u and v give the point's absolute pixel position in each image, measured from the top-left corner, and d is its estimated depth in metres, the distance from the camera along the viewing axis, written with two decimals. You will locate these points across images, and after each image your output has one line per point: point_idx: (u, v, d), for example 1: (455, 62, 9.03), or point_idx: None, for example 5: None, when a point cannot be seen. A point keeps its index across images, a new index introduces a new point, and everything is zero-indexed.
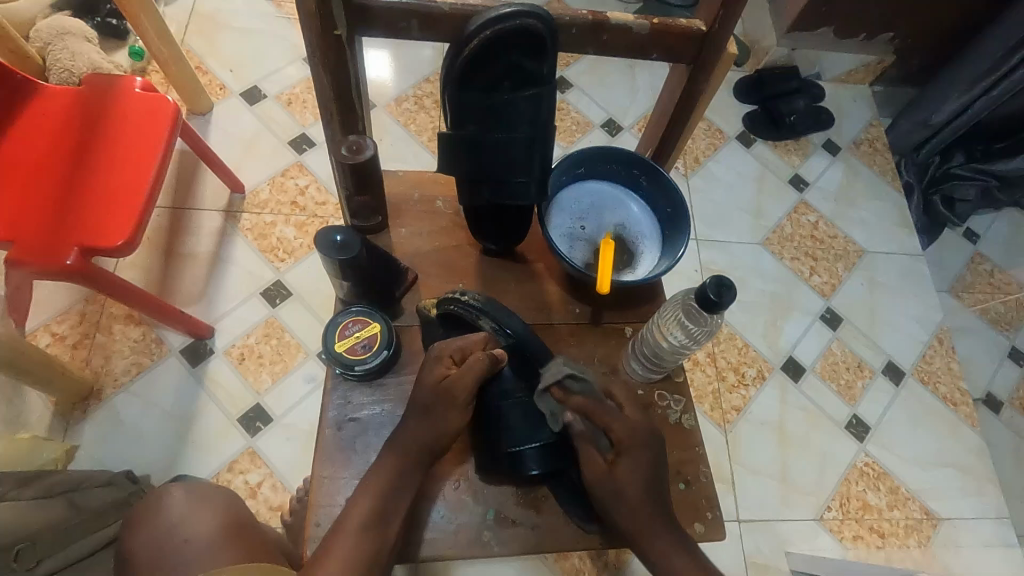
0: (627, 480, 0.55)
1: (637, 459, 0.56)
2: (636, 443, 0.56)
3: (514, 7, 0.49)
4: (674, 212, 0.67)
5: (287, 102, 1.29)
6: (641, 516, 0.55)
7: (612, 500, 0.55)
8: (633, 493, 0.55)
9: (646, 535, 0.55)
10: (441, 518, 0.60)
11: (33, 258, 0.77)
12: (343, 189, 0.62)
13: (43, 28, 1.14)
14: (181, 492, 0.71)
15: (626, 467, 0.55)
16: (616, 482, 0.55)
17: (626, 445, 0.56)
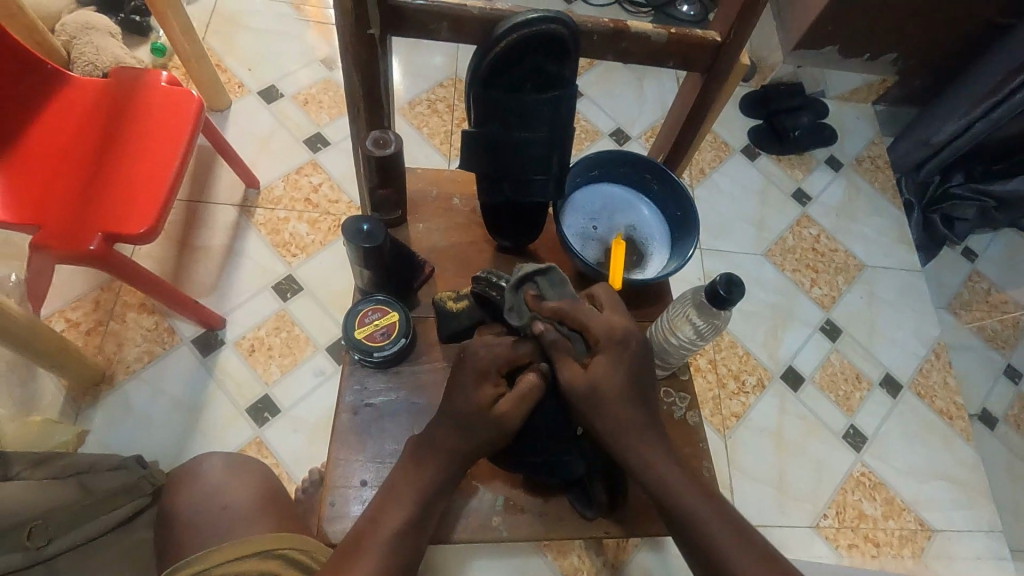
0: (604, 379, 0.56)
1: (615, 361, 0.57)
2: (613, 343, 0.57)
3: (540, 12, 0.52)
4: (683, 215, 0.70)
5: (304, 102, 1.31)
6: (627, 424, 0.56)
7: (595, 406, 0.56)
8: (613, 396, 0.56)
9: (633, 442, 0.56)
10: (452, 503, 0.61)
11: (57, 243, 0.79)
12: (367, 183, 0.64)
13: (69, 22, 1.17)
14: (220, 461, 0.75)
15: (603, 362, 0.56)
16: (591, 381, 0.56)
17: (601, 345, 0.56)
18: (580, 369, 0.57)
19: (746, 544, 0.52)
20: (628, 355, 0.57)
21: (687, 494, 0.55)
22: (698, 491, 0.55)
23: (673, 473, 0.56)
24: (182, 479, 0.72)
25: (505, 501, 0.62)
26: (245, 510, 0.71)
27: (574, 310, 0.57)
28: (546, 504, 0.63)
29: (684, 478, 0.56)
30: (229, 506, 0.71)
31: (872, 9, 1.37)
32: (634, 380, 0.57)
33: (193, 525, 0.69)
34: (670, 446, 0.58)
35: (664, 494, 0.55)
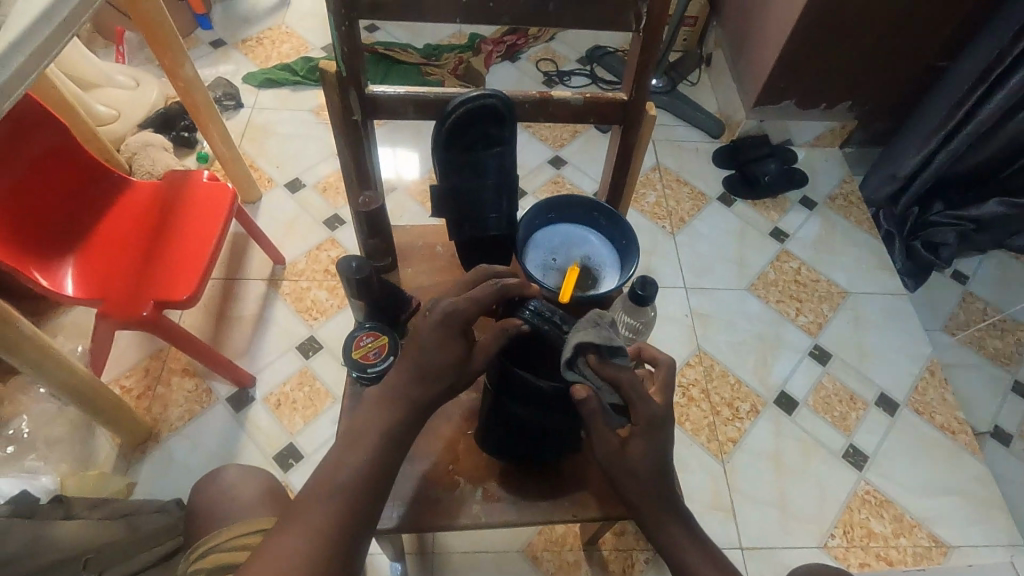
0: (635, 457, 0.59)
1: (650, 445, 0.59)
2: (653, 430, 0.59)
3: (478, 91, 0.67)
4: (627, 242, 0.83)
5: (323, 190, 1.53)
6: (646, 494, 0.60)
7: (616, 469, 0.60)
8: (637, 472, 0.59)
9: (648, 509, 0.61)
10: (438, 496, 0.70)
11: (117, 312, 0.96)
12: (360, 235, 0.79)
13: (132, 141, 1.42)
14: (232, 470, 0.81)
15: (638, 444, 0.59)
16: (624, 457, 0.59)
17: (641, 428, 0.58)
18: (616, 439, 0.59)
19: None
20: (661, 439, 0.59)
21: (690, 552, 0.60)
22: (696, 542, 0.61)
23: (678, 531, 0.61)
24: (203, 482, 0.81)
25: (478, 491, 0.71)
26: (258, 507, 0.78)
27: (633, 386, 0.57)
28: (518, 491, 0.72)
29: (689, 540, 0.61)
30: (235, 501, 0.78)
31: (817, 65, 1.54)
32: (661, 460, 0.60)
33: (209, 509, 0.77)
34: (679, 509, 0.62)
35: (670, 549, 0.61)
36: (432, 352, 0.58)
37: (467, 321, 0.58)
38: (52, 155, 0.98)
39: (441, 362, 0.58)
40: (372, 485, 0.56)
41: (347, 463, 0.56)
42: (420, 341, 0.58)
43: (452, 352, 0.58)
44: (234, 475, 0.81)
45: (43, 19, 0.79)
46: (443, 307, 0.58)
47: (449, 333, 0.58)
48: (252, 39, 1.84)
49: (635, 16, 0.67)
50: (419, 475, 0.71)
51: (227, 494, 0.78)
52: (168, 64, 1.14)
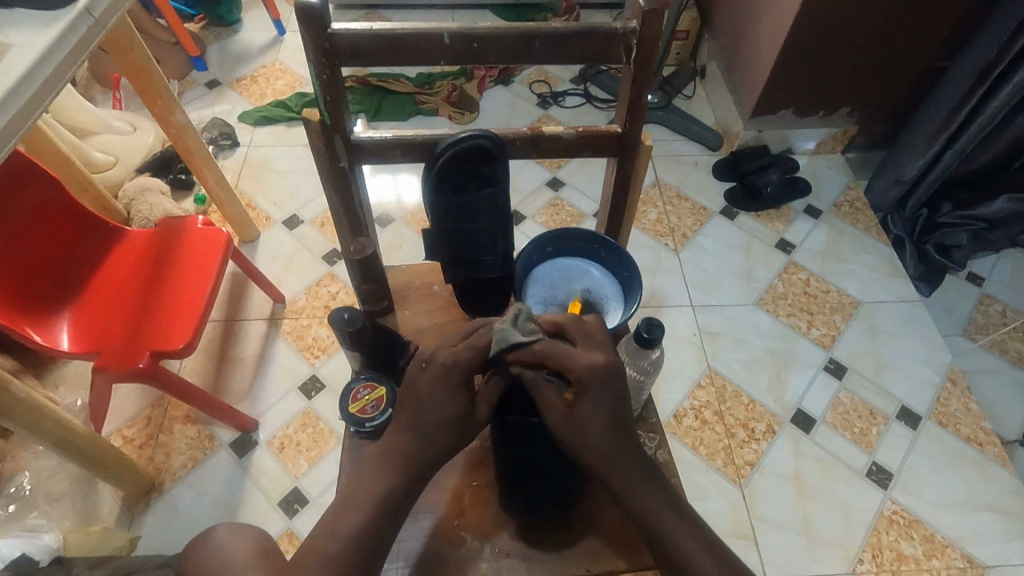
0: (586, 417, 0.54)
1: (599, 398, 0.54)
2: (595, 381, 0.55)
3: (468, 132, 0.65)
4: (629, 274, 0.80)
5: (321, 225, 1.52)
6: (610, 459, 0.55)
7: (575, 439, 0.55)
8: (602, 437, 0.54)
9: (619, 477, 0.55)
10: (445, 553, 0.68)
11: (113, 364, 0.95)
12: (353, 280, 0.77)
13: (129, 187, 1.43)
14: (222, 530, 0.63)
15: (586, 403, 0.54)
16: (574, 421, 0.55)
17: (583, 385, 0.54)
18: (563, 403, 0.55)
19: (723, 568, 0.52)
20: (611, 391, 0.55)
21: (669, 522, 0.54)
22: (678, 515, 0.55)
23: (663, 508, 0.54)
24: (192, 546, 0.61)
25: (487, 548, 0.68)
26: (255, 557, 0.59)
27: (553, 350, 0.56)
28: (531, 546, 0.68)
29: (670, 511, 0.54)
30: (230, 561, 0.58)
31: (813, 73, 1.52)
32: (618, 408, 0.55)
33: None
34: (656, 472, 0.56)
35: (649, 520, 0.54)
36: (434, 406, 0.56)
37: (467, 371, 0.57)
38: (44, 210, 0.98)
39: (443, 416, 0.56)
40: (365, 553, 0.52)
41: (340, 529, 0.52)
42: (421, 397, 0.57)
43: (453, 405, 0.56)
44: (223, 535, 0.60)
45: (27, 80, 0.79)
46: (441, 358, 0.57)
47: (450, 385, 0.56)
48: (246, 77, 1.85)
49: (624, 47, 0.65)
50: (423, 530, 0.69)
51: (214, 558, 0.58)
52: (159, 112, 1.14)
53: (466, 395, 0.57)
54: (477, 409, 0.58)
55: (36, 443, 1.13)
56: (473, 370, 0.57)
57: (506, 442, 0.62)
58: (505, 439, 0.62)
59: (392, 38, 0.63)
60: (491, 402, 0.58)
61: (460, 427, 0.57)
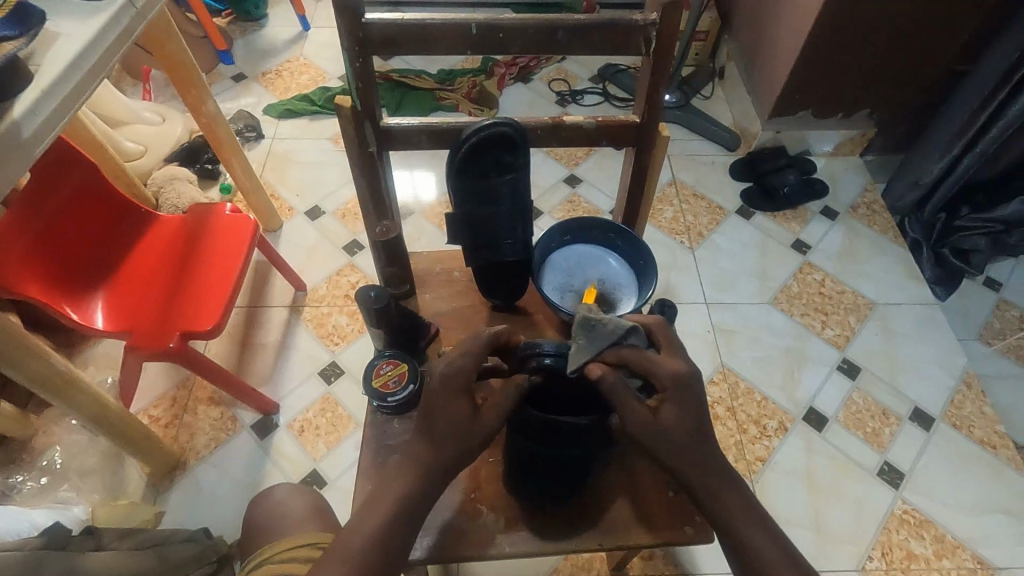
0: (670, 421, 0.58)
1: (681, 407, 0.58)
2: (678, 389, 0.58)
3: (491, 119, 0.68)
4: (645, 264, 0.82)
5: (342, 216, 1.55)
6: (693, 459, 0.58)
7: (660, 441, 0.58)
8: (677, 430, 0.58)
9: (698, 470, 0.58)
10: (471, 522, 0.70)
11: (145, 344, 0.98)
12: (378, 264, 0.80)
13: (158, 176, 1.47)
14: (279, 487, 0.85)
15: (671, 408, 0.58)
16: (659, 425, 0.58)
17: (670, 392, 0.58)
18: (645, 409, 0.58)
19: (787, 557, 0.56)
20: (694, 397, 0.58)
21: (753, 531, 0.57)
22: (767, 530, 0.58)
23: (735, 500, 0.58)
24: (257, 498, 0.84)
25: (508, 525, 0.70)
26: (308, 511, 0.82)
27: (638, 356, 0.59)
28: (546, 523, 0.71)
29: (744, 509, 0.58)
30: (288, 517, 0.81)
31: (831, 75, 1.52)
32: (699, 416, 0.59)
33: (258, 528, 0.81)
34: (736, 480, 0.59)
35: (723, 517, 0.58)
36: (441, 413, 0.58)
37: (467, 378, 0.59)
38: (81, 195, 1.01)
39: (450, 420, 0.58)
40: (388, 541, 0.56)
41: (363, 525, 0.56)
42: (427, 405, 0.59)
43: (458, 409, 0.58)
44: (284, 494, 0.83)
45: (75, 65, 0.83)
46: (440, 368, 0.59)
47: (454, 391, 0.59)
48: (271, 72, 1.90)
49: (643, 40, 0.67)
50: (447, 501, 0.71)
51: (278, 513, 0.81)
52: (191, 101, 1.18)
53: (469, 400, 0.59)
54: (483, 417, 0.59)
55: (68, 419, 1.17)
56: (471, 378, 0.60)
57: (536, 443, 0.63)
58: (530, 438, 0.62)
59: (421, 28, 0.65)
60: (499, 410, 0.59)
61: (467, 433, 0.58)
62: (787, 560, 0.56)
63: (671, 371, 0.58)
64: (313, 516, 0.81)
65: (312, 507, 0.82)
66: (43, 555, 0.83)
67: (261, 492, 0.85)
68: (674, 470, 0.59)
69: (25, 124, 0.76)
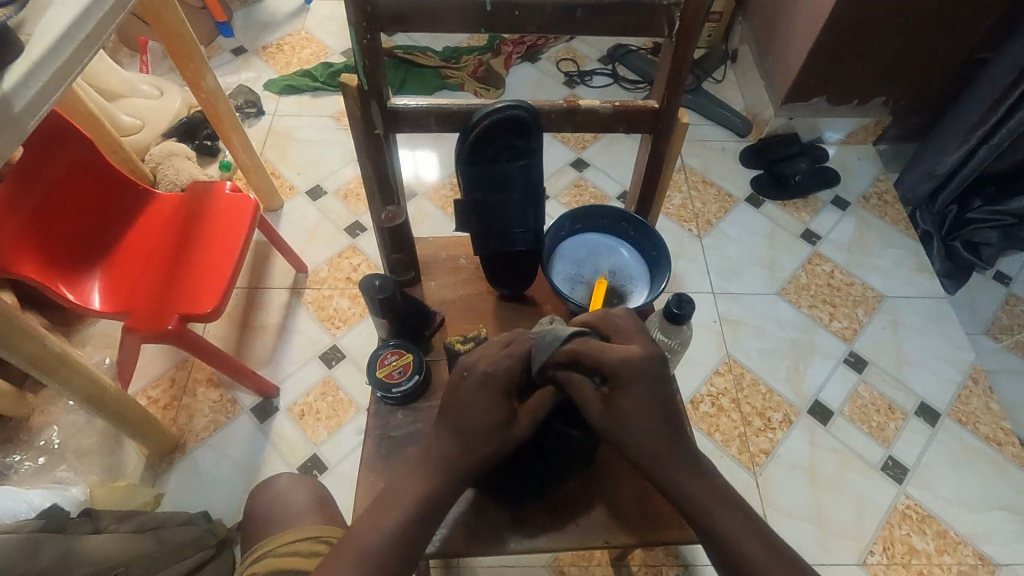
0: (626, 407, 0.58)
1: (635, 391, 0.58)
2: (629, 374, 0.58)
3: (505, 103, 0.65)
4: (658, 254, 0.80)
5: (344, 196, 1.52)
6: (654, 446, 0.58)
7: (621, 432, 0.58)
8: (634, 417, 0.58)
9: (667, 462, 0.58)
10: (480, 520, 0.69)
11: (143, 326, 0.96)
12: (383, 249, 0.78)
13: (156, 152, 1.43)
14: (283, 474, 0.84)
15: (625, 396, 0.58)
16: (615, 413, 0.58)
17: (622, 380, 0.58)
18: (600, 397, 0.59)
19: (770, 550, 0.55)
20: (647, 382, 0.58)
21: (722, 518, 0.56)
22: (737, 515, 0.57)
23: (700, 486, 0.58)
24: (259, 487, 0.82)
25: (515, 523, 0.69)
26: (309, 500, 0.80)
27: (585, 347, 0.59)
28: (552, 523, 0.69)
29: (711, 496, 0.57)
30: (289, 506, 0.80)
31: (849, 61, 1.48)
32: (654, 400, 0.58)
33: (259, 516, 0.80)
34: (702, 467, 0.59)
35: (698, 511, 0.57)
36: (477, 414, 0.58)
37: (508, 382, 0.60)
38: (77, 169, 0.98)
39: (487, 422, 0.58)
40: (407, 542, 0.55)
41: (382, 523, 0.55)
42: (463, 404, 0.59)
43: (495, 413, 0.58)
44: (285, 483, 0.82)
45: (68, 36, 0.79)
46: (483, 368, 0.59)
47: (493, 394, 0.59)
48: (272, 45, 1.84)
49: (666, 21, 0.64)
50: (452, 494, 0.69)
51: (280, 502, 0.80)
52: (190, 75, 1.14)
53: (509, 405, 0.59)
54: (519, 422, 0.60)
55: (66, 399, 1.16)
56: (511, 382, 0.60)
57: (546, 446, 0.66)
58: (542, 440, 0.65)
59: (432, 4, 0.62)
60: (535, 416, 0.61)
61: (503, 435, 0.59)
62: (765, 549, 0.55)
63: (621, 356, 0.58)
64: (315, 505, 0.80)
65: (316, 496, 0.81)
66: (42, 539, 0.82)
67: (265, 481, 0.83)
68: (636, 459, 0.59)
69: (16, 98, 0.73)
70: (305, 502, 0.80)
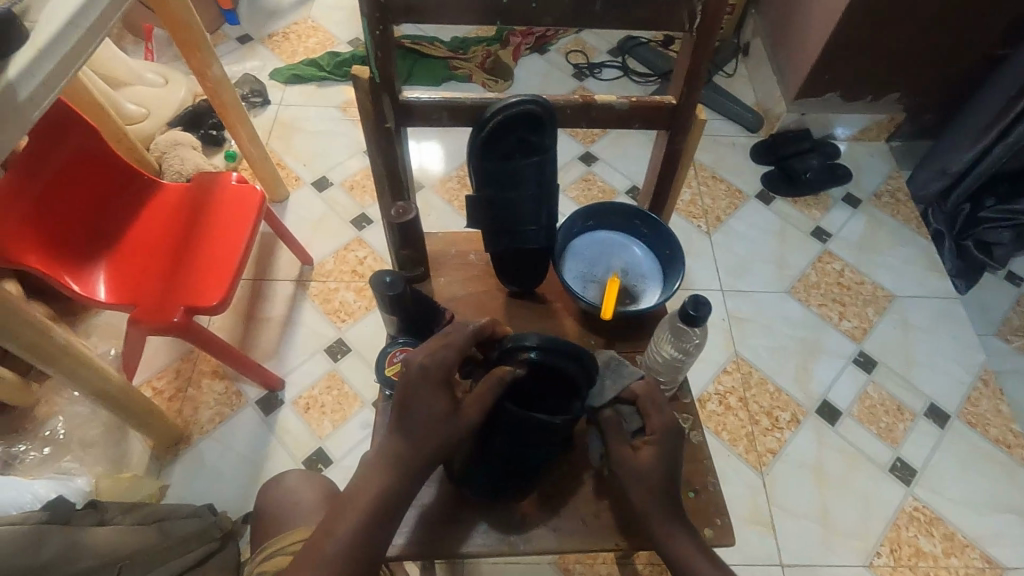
0: (648, 459, 0.62)
1: (662, 451, 0.62)
2: (665, 436, 0.63)
3: (519, 96, 0.64)
4: (671, 253, 0.79)
5: (350, 188, 1.51)
6: (658, 502, 0.61)
7: (633, 475, 0.62)
8: (651, 470, 0.61)
9: (643, 498, 0.61)
10: (454, 515, 0.69)
11: (149, 318, 0.95)
12: (392, 245, 0.76)
13: (161, 141, 1.42)
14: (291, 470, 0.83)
15: (652, 449, 0.62)
16: (637, 461, 0.62)
17: (656, 436, 0.62)
18: (631, 445, 0.63)
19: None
20: (671, 452, 0.63)
21: None
22: None
23: (691, 549, 0.60)
24: (268, 485, 0.82)
25: (489, 520, 0.69)
26: (315, 496, 0.80)
27: (648, 396, 0.65)
28: (557, 523, 0.69)
29: (703, 561, 0.59)
30: (296, 502, 0.79)
31: (865, 56, 1.45)
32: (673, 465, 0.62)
33: (264, 512, 0.79)
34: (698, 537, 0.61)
35: (682, 569, 0.59)
36: (422, 408, 0.58)
37: (448, 372, 0.59)
38: (80, 159, 0.96)
39: (431, 415, 0.58)
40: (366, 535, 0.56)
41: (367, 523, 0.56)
42: (407, 399, 0.58)
43: (438, 403, 0.58)
44: (291, 480, 0.82)
45: (73, 23, 0.78)
46: (419, 360, 0.59)
47: (434, 384, 0.58)
48: (278, 33, 1.82)
49: (687, 15, 0.62)
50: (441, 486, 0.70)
51: (286, 498, 0.80)
52: (196, 64, 1.12)
53: (449, 394, 0.59)
54: (464, 411, 0.58)
55: (70, 390, 1.16)
56: (452, 372, 0.60)
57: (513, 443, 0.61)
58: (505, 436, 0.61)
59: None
60: (481, 403, 0.58)
61: (445, 427, 0.58)
62: None
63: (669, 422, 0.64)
64: (320, 500, 0.79)
65: (323, 492, 0.81)
66: (47, 530, 0.81)
67: (275, 477, 0.83)
68: (636, 507, 0.62)
69: (21, 86, 0.72)
70: (311, 498, 0.80)
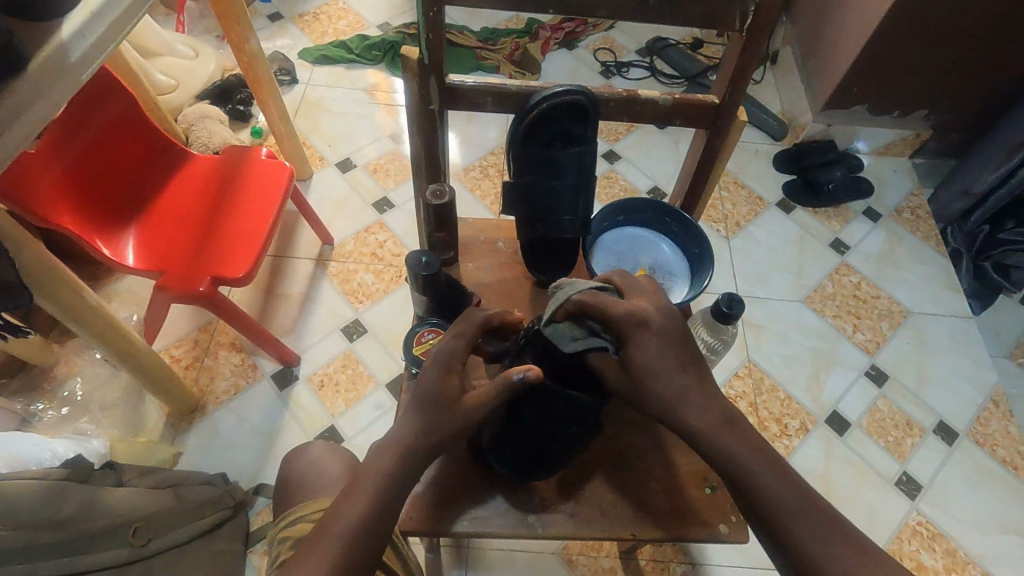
0: (641, 362, 0.59)
1: (646, 341, 0.59)
2: (632, 326, 0.59)
3: (565, 87, 0.65)
4: (701, 251, 0.79)
5: (373, 171, 1.51)
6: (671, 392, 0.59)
7: (643, 387, 0.59)
8: (654, 370, 0.59)
9: (685, 405, 0.59)
10: (472, 495, 0.69)
11: (174, 286, 0.96)
12: (425, 226, 0.77)
13: (190, 112, 1.43)
14: (315, 443, 0.84)
15: (633, 349, 0.59)
16: (633, 370, 0.59)
17: (626, 333, 0.59)
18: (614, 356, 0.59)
19: (799, 494, 0.55)
20: (654, 334, 0.59)
21: (735, 449, 0.57)
22: (742, 441, 0.58)
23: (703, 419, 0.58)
24: (289, 456, 0.83)
25: (509, 503, 0.70)
26: (334, 469, 0.81)
27: (594, 301, 0.58)
28: (575, 509, 0.70)
29: (719, 428, 0.58)
30: (315, 475, 0.80)
31: (897, 71, 1.45)
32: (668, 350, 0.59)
33: (283, 484, 0.81)
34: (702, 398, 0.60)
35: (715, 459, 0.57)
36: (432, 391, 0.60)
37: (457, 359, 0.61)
38: (116, 126, 0.97)
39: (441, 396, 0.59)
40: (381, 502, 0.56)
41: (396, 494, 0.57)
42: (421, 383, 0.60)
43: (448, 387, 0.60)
44: (314, 452, 0.83)
45: None
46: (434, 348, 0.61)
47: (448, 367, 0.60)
48: (309, 13, 1.83)
49: (739, 15, 0.63)
50: (454, 459, 0.71)
51: (305, 470, 0.80)
52: (234, 38, 1.13)
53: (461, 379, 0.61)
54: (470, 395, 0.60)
55: (91, 352, 1.17)
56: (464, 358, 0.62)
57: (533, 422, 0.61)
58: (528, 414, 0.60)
59: None
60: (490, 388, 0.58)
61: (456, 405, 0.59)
62: (759, 456, 0.57)
63: (626, 312, 0.59)
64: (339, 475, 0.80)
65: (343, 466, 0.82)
66: (65, 486, 0.86)
67: (296, 449, 0.84)
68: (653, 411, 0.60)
69: (73, 47, 0.73)
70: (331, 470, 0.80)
